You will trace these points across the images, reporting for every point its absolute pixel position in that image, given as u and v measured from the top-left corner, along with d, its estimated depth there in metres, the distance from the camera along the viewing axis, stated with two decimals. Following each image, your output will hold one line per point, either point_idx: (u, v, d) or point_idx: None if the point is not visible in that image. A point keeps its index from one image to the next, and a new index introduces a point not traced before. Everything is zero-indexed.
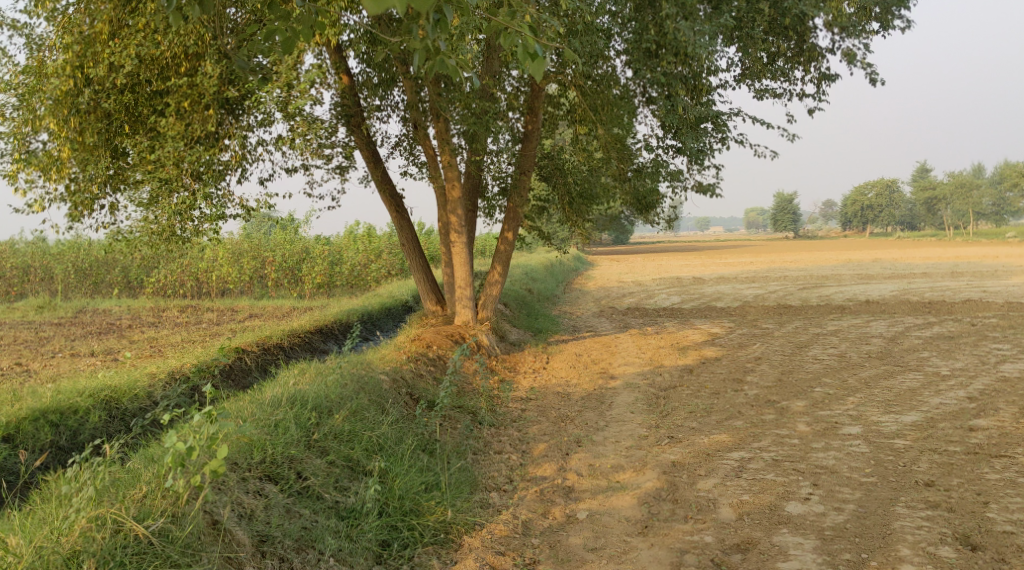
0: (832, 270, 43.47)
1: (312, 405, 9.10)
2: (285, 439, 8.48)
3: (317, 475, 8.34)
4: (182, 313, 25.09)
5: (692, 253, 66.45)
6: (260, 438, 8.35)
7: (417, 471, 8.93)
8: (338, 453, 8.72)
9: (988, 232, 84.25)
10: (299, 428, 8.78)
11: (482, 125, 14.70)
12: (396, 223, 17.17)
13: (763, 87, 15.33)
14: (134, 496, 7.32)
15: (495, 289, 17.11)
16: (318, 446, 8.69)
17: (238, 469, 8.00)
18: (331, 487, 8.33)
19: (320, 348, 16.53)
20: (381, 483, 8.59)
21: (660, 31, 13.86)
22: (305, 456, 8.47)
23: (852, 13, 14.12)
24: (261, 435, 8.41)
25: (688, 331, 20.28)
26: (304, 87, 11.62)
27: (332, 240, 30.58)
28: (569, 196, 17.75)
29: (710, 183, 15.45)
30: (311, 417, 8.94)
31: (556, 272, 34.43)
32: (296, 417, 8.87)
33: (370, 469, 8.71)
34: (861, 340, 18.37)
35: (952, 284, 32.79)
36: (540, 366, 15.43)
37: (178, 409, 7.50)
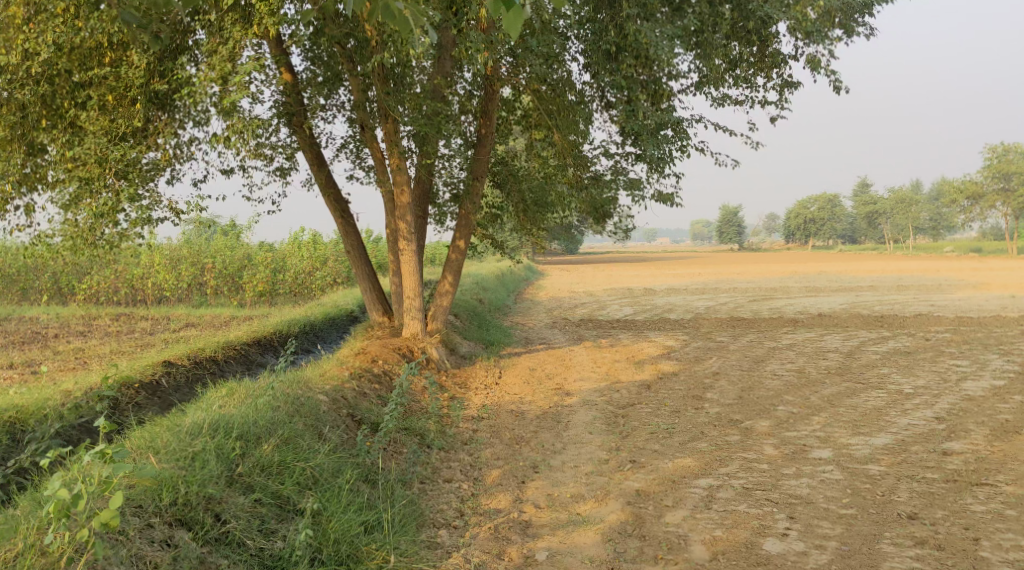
0: (780, 283, 43.37)
1: (238, 432, 8.27)
2: (203, 475, 7.62)
3: (239, 518, 7.54)
4: (114, 322, 23.88)
5: (639, 265, 66.20)
6: (172, 475, 7.51)
7: (356, 509, 8.13)
8: (265, 490, 7.91)
9: (929, 247, 85.46)
10: (219, 461, 7.92)
11: (433, 127, 13.98)
12: (341, 229, 16.36)
13: (723, 95, 14.81)
14: (6, 555, 6.65)
15: (445, 300, 16.33)
16: (242, 482, 7.86)
17: (143, 513, 7.20)
18: (255, 532, 7.53)
19: (258, 361, 15.67)
20: (314, 525, 7.78)
21: (621, 33, 13.15)
22: (225, 494, 7.64)
23: (816, 18, 13.59)
24: (173, 471, 7.57)
25: (643, 344, 19.69)
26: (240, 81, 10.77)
27: (276, 246, 29.54)
28: (524, 204, 17.07)
29: (670, 192, 14.84)
30: (235, 447, 8.06)
31: (506, 282, 33.72)
32: (217, 448, 7.97)
33: (301, 507, 7.91)
34: (819, 354, 17.94)
35: (900, 298, 32.70)
36: (492, 382, 14.68)
37: (62, 452, 6.83)
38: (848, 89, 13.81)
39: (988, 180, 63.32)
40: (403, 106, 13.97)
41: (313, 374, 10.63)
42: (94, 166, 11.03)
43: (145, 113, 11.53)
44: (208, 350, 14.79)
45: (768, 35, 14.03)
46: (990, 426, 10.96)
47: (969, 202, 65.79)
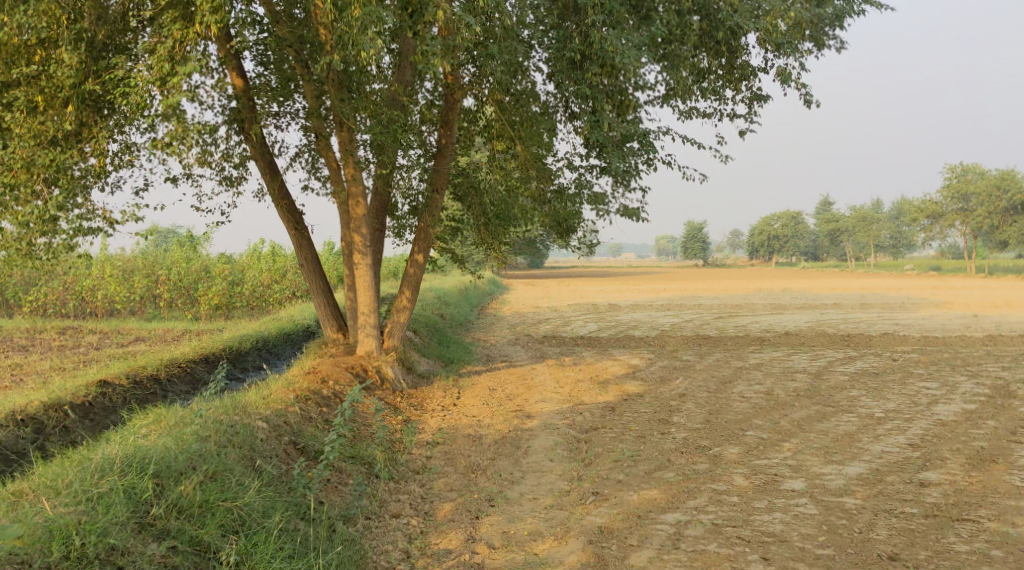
0: (744, 300, 43.19)
1: (156, 469, 7.68)
2: (107, 521, 7.06)
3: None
4: (60, 336, 22.98)
5: (604, 280, 65.91)
6: (67, 524, 6.96)
7: (286, 555, 7.55)
8: (183, 535, 7.33)
9: (889, 265, 86.16)
10: (128, 505, 7.33)
11: (390, 136, 13.40)
12: (295, 241, 15.69)
13: (691, 108, 14.39)
14: None
15: (402, 316, 15.67)
16: (155, 528, 7.29)
17: None
18: None
19: (204, 379, 15.00)
20: None
21: (586, 40, 12.65)
22: (133, 544, 7.08)
23: (785, 29, 13.09)
24: (71, 518, 7.01)
25: (608, 362, 19.15)
26: (179, 85, 10.19)
27: (234, 258, 28.71)
28: (485, 218, 16.51)
29: (635, 206, 14.34)
30: (150, 487, 7.49)
31: (470, 297, 33.12)
32: (126, 488, 7.42)
33: (222, 556, 7.34)
34: (787, 375, 17.50)
35: (865, 317, 32.45)
36: (449, 403, 14.03)
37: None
38: (818, 104, 13.41)
39: (946, 200, 63.75)
40: (360, 114, 13.39)
41: (254, 399, 9.98)
42: (21, 171, 10.55)
43: (77, 116, 10.90)
44: (149, 368, 14.12)
45: (737, 46, 13.53)
46: (967, 455, 10.53)
47: (928, 221, 66.27)
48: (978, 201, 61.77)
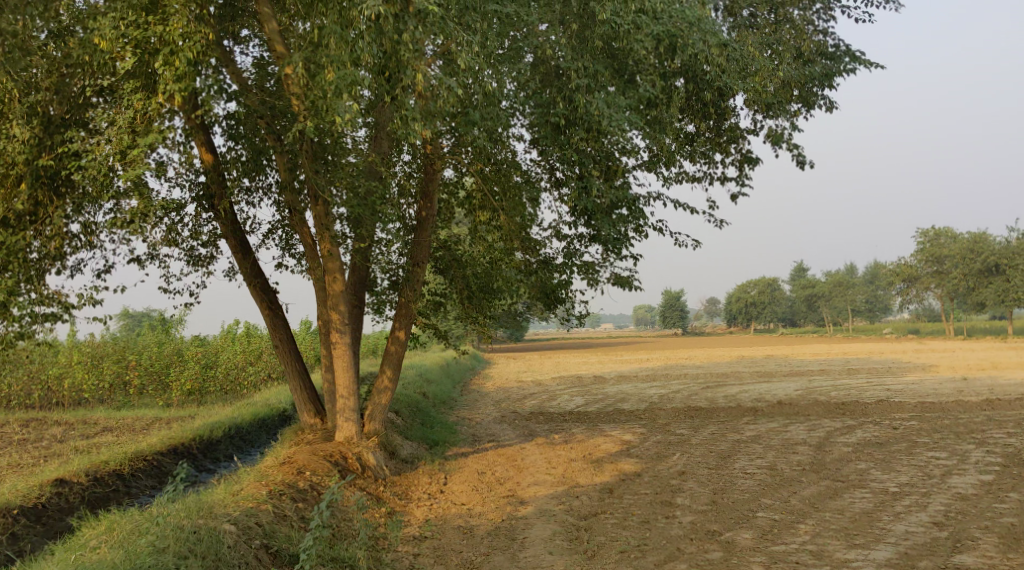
0: (729, 368, 42.52)
1: None
2: None
3: None
4: (24, 428, 21.94)
5: (584, 351, 65.20)
6: None
7: None
8: None
9: (868, 329, 86.04)
10: None
11: (367, 208, 12.79)
12: (268, 321, 14.92)
13: (681, 172, 13.90)
14: None
15: (384, 398, 14.83)
16: None
17: None
18: None
19: (172, 472, 14.10)
20: None
21: (570, 105, 12.12)
22: None
23: (774, 90, 12.59)
24: None
25: (600, 439, 18.31)
26: (139, 159, 9.55)
27: (208, 339, 27.78)
28: (468, 290, 15.79)
29: (627, 275, 13.75)
30: None
31: (452, 373, 32.23)
32: None
33: None
34: (787, 448, 16.70)
35: (855, 383, 31.79)
36: (436, 491, 13.14)
37: None
38: (811, 165, 12.90)
39: (922, 264, 63.87)
40: (336, 186, 12.75)
41: (223, 497, 9.10)
42: None
43: (32, 195, 10.24)
44: (112, 464, 13.25)
45: (725, 108, 12.99)
46: (997, 533, 9.80)
47: (905, 284, 66.35)
48: (953, 263, 61.90)
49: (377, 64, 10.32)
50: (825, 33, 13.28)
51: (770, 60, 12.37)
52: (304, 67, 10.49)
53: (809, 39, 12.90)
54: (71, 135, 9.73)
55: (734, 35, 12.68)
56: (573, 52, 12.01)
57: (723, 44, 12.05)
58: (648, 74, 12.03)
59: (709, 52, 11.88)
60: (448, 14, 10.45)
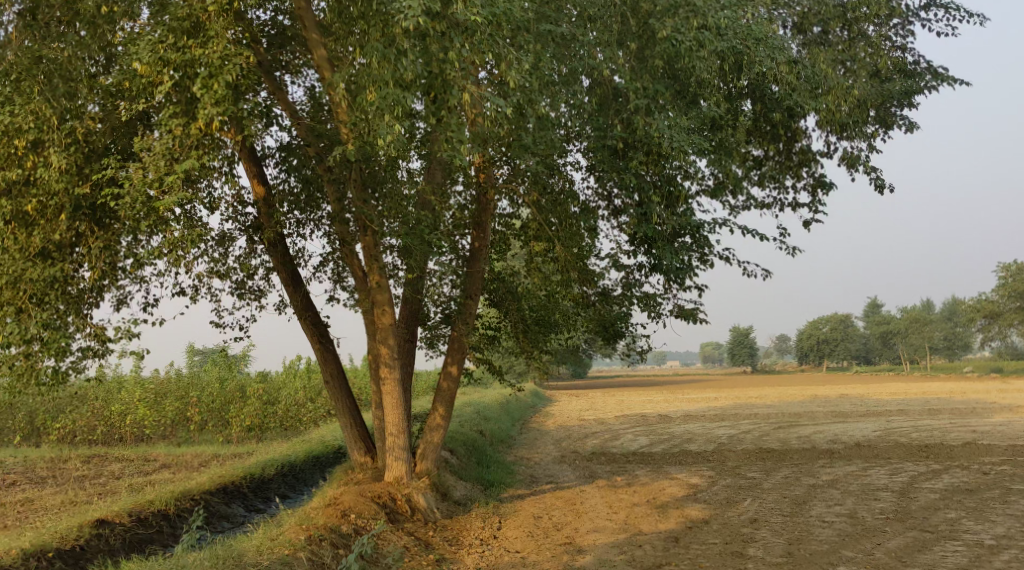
0: (802, 407, 40.89)
1: None
2: None
3: None
4: (85, 464, 21.88)
5: (649, 388, 63.79)
6: None
7: None
8: None
9: (947, 367, 82.76)
10: None
11: (417, 237, 12.32)
12: (319, 355, 14.49)
13: (749, 198, 13.08)
14: None
15: (436, 436, 14.24)
16: None
17: None
18: None
19: (219, 512, 13.70)
20: None
21: (629, 128, 11.52)
22: None
23: (850, 109, 11.72)
24: None
25: (665, 482, 17.40)
26: (177, 186, 9.16)
27: (269, 376, 27.60)
28: (524, 324, 15.22)
29: (691, 307, 12.96)
30: None
31: (513, 411, 31.52)
32: None
33: None
34: (867, 494, 15.57)
35: (937, 424, 30.11)
36: (489, 536, 12.45)
37: None
38: (891, 189, 11.96)
39: (1004, 299, 61.22)
40: (385, 217, 12.31)
41: (258, 545, 8.57)
42: (5, 288, 9.67)
43: (72, 225, 9.97)
44: (158, 503, 12.89)
45: (797, 129, 12.14)
46: None
47: (986, 321, 63.67)
48: None
49: (425, 84, 9.98)
50: (904, 48, 12.41)
51: (844, 76, 11.51)
52: (349, 91, 10.09)
53: (887, 55, 12.01)
54: (109, 161, 9.42)
55: (805, 53, 11.90)
56: (632, 74, 11.39)
57: (793, 62, 11.28)
58: (710, 94, 11.31)
59: (778, 70, 11.12)
60: (498, 33, 9.96)
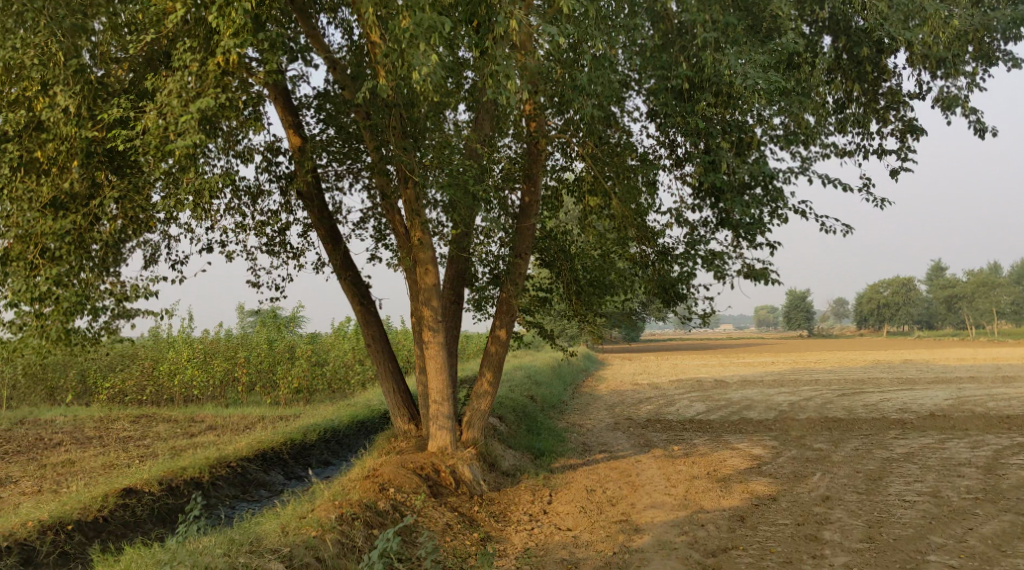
0: (864, 372, 39.34)
1: None
2: None
3: None
4: (132, 425, 21.55)
5: (703, 352, 62.44)
6: None
7: None
8: None
9: (1015, 332, 79.87)
10: None
11: (462, 190, 11.34)
12: (360, 317, 13.68)
13: (829, 144, 11.80)
14: None
15: (482, 403, 13.38)
16: None
17: None
18: None
19: (257, 480, 13.10)
20: None
21: (695, 66, 10.36)
22: None
23: (948, 41, 10.35)
24: None
25: (726, 453, 16.38)
26: (191, 128, 8.44)
27: (319, 336, 27.06)
28: (577, 285, 14.16)
29: (762, 267, 11.81)
30: None
31: (564, 375, 30.65)
32: None
33: None
34: (949, 470, 14.37)
35: (1012, 392, 28.54)
36: (538, 511, 11.58)
37: None
38: (992, 133, 10.59)
39: None
40: (429, 169, 11.33)
41: (280, 532, 7.82)
42: (17, 242, 9.14)
43: (86, 175, 9.35)
44: (191, 471, 12.30)
45: (886, 66, 10.81)
46: None
47: None
48: None
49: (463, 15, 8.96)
50: None
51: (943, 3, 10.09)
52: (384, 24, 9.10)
53: None
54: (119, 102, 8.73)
55: None
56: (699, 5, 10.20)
57: None
58: (786, 25, 10.07)
59: None
60: None
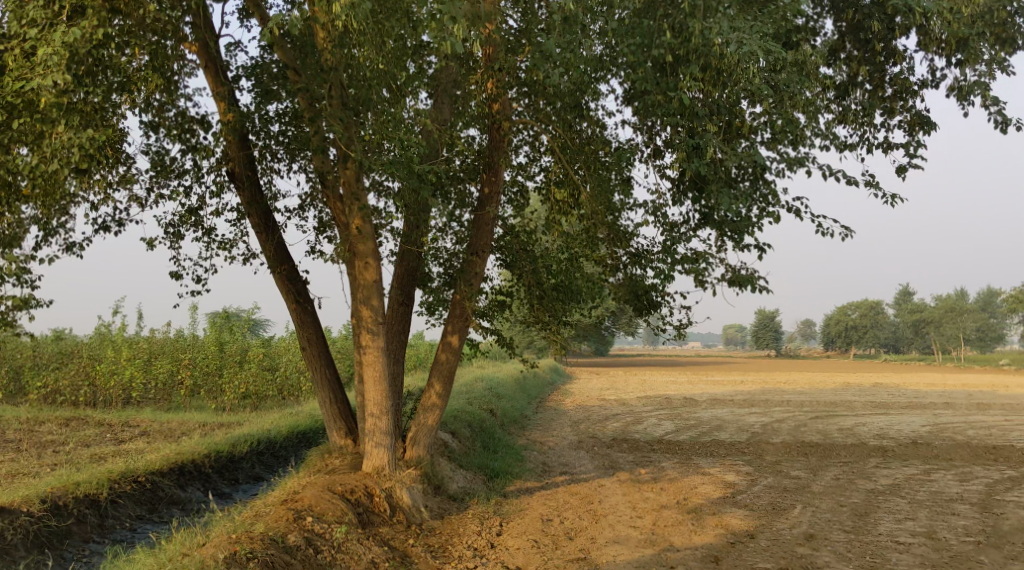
0: (835, 395, 38.12)
1: None
2: None
3: None
4: (60, 427, 19.79)
5: (668, 368, 61.20)
6: None
7: None
8: None
9: (981, 358, 79.59)
10: None
11: (411, 175, 9.84)
12: (295, 317, 12.13)
13: (830, 135, 10.56)
14: None
15: (428, 418, 11.88)
16: None
17: None
18: None
19: (169, 498, 11.53)
20: None
21: (682, 35, 8.98)
22: None
23: (971, 17, 9.08)
24: None
25: (699, 479, 14.97)
26: (57, 64, 7.90)
27: (274, 339, 25.26)
28: (540, 289, 12.64)
29: (747, 273, 10.45)
30: None
31: (528, 388, 29.18)
32: None
33: None
34: (942, 506, 13.08)
35: (988, 420, 27.47)
36: (484, 546, 10.11)
37: None
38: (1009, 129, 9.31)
39: None
40: (387, 141, 9.81)
41: None
42: None
43: None
44: (88, 486, 10.77)
45: (897, 49, 9.55)
46: None
47: None
48: None
49: None
50: None
51: None
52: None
53: None
54: None
55: None
56: None
57: None
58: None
59: None
60: None
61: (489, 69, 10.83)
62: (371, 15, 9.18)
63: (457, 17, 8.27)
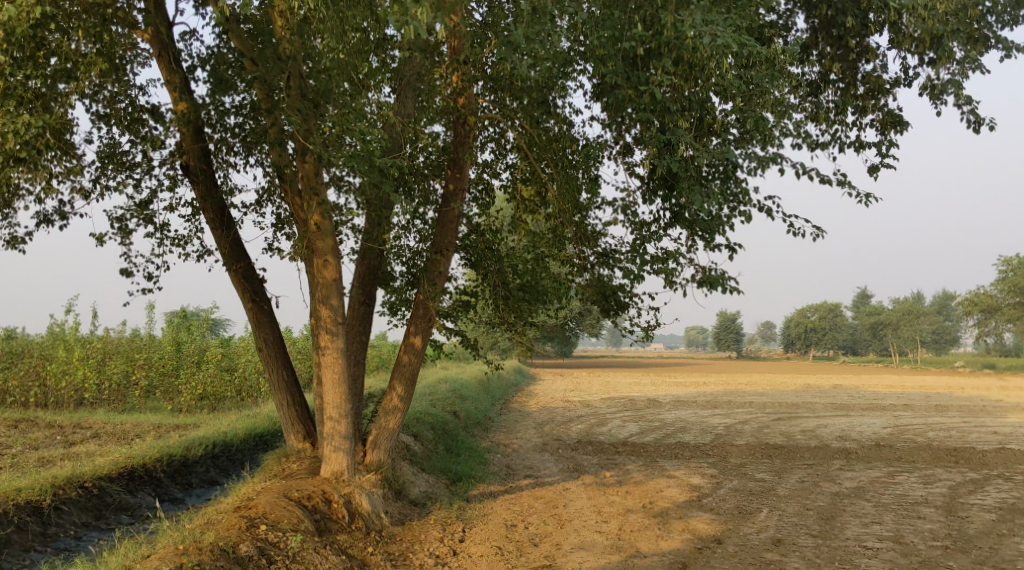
0: (796, 396, 38.31)
1: None
2: None
3: None
4: (7, 429, 19.12)
5: (630, 369, 61.22)
6: None
7: None
8: None
9: (937, 360, 80.76)
10: None
11: (374, 169, 9.52)
12: (251, 315, 11.72)
13: (801, 134, 10.43)
14: None
15: (390, 422, 11.54)
16: None
17: None
18: None
19: (117, 504, 11.09)
20: None
21: (654, 27, 8.77)
22: None
23: (945, 15, 8.98)
24: None
25: (664, 482, 14.78)
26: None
27: (233, 339, 24.68)
28: (505, 289, 12.32)
29: (717, 273, 10.27)
30: None
31: (491, 389, 28.88)
32: None
33: None
34: (908, 509, 13.01)
35: (946, 421, 27.72)
36: (446, 554, 9.81)
37: None
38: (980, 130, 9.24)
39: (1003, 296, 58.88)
40: (349, 134, 9.47)
41: None
42: None
43: None
44: (30, 493, 10.36)
45: (870, 46, 9.44)
46: None
47: None
48: None
49: None
50: None
51: None
52: None
53: None
54: None
55: None
56: None
57: None
58: None
59: None
60: None
61: (455, 62, 10.55)
62: (331, 1, 8.86)
63: (422, 0, 7.97)
